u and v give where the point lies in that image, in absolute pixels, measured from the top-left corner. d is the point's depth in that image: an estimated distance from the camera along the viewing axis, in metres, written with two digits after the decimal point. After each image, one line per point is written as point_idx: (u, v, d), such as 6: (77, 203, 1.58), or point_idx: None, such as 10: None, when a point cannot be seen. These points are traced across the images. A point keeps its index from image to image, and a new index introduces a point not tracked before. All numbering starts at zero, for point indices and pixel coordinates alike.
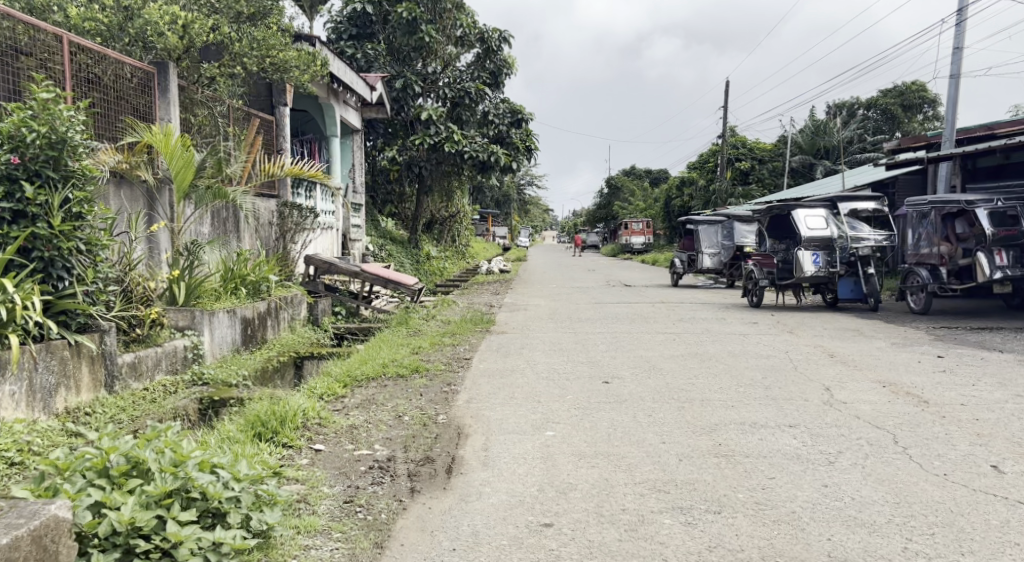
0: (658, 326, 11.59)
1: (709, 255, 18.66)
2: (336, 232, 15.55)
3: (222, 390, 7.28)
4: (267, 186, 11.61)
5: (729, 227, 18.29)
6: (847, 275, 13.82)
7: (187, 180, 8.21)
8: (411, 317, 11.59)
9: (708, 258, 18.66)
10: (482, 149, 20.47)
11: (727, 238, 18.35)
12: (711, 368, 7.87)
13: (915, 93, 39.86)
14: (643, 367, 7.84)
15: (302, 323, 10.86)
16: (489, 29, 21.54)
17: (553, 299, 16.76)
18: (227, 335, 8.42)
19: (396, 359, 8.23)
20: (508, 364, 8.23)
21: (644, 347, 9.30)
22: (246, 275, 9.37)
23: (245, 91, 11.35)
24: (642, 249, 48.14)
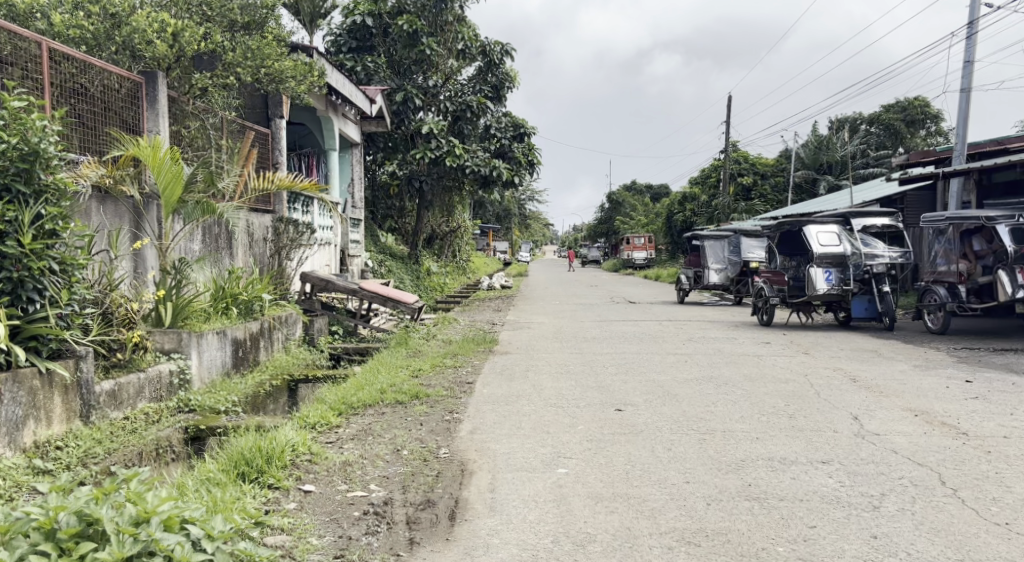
0: (668, 347, 11.15)
1: (716, 271, 18.14)
2: (335, 248, 15.16)
3: (209, 418, 6.85)
4: (263, 201, 11.24)
5: (737, 242, 17.96)
6: (860, 293, 13.38)
7: (175, 195, 7.82)
8: (410, 336, 11.15)
9: (715, 274, 18.13)
10: (483, 163, 20.18)
11: (734, 254, 17.98)
12: (728, 393, 7.44)
13: (918, 108, 39.57)
14: (657, 393, 7.40)
15: (296, 343, 10.43)
16: (490, 42, 21.21)
17: (557, 317, 16.32)
18: (216, 357, 8.00)
19: (395, 384, 7.78)
20: (513, 389, 7.80)
21: (655, 370, 8.87)
22: (237, 294, 8.95)
23: (240, 102, 10.98)
24: (644, 265, 47.75)
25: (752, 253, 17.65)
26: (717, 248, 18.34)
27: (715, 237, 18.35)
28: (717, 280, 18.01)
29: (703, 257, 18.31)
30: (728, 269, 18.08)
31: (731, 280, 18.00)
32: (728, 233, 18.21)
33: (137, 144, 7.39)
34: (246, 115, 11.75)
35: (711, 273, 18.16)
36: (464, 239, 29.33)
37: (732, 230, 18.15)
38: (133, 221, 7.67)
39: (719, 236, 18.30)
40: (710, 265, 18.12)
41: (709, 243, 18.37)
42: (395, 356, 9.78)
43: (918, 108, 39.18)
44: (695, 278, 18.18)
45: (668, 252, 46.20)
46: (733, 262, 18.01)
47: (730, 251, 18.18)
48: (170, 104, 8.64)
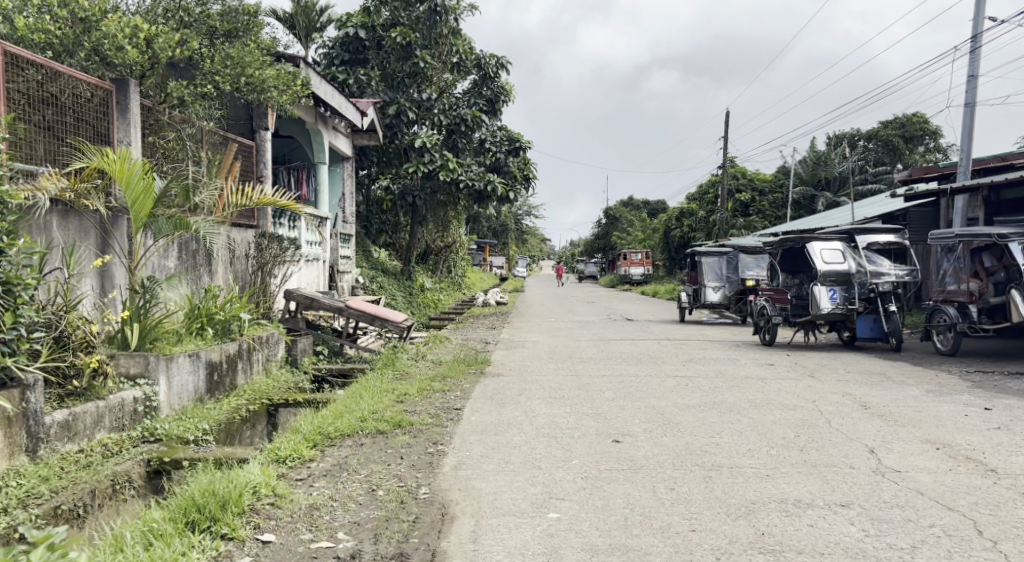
0: (668, 369, 10.70)
1: (714, 288, 17.70)
2: (323, 264, 14.71)
3: (176, 449, 6.39)
4: (246, 215, 10.83)
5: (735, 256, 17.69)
6: (865, 312, 12.92)
7: (145, 209, 7.39)
8: (398, 357, 10.67)
9: (713, 292, 17.69)
10: (478, 177, 19.82)
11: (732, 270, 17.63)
12: (733, 421, 6.99)
13: (916, 124, 39.29)
14: (657, 421, 6.93)
15: (277, 365, 9.96)
16: (485, 55, 20.84)
17: (553, 335, 15.85)
18: (188, 382, 7.53)
19: (378, 411, 7.31)
20: (503, 415, 7.34)
21: (654, 395, 8.42)
22: (214, 313, 8.49)
23: (222, 113, 10.60)
24: (642, 280, 47.32)
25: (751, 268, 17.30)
26: (716, 265, 18.01)
27: (713, 254, 18.05)
28: (715, 297, 17.55)
29: (700, 274, 17.97)
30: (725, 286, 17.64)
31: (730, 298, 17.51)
32: (726, 249, 17.92)
33: (104, 155, 6.96)
34: (230, 126, 11.34)
35: (709, 291, 17.74)
36: (459, 254, 28.87)
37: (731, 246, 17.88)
38: (100, 237, 7.23)
39: (716, 252, 18.02)
40: (707, 282, 17.73)
41: (707, 261, 18.05)
42: (381, 379, 9.29)
43: (917, 124, 38.92)
44: (692, 296, 17.78)
45: (665, 268, 45.79)
46: (731, 279, 17.62)
47: (727, 268, 17.82)
48: (144, 114, 8.23)
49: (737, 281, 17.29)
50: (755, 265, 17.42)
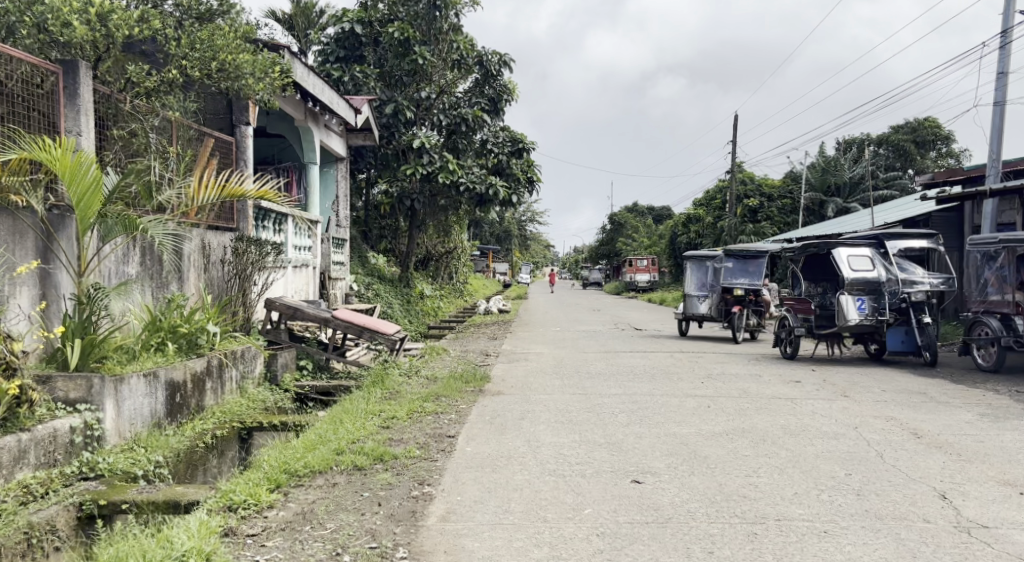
0: (685, 387, 9.73)
1: (700, 298, 15.53)
2: (313, 271, 13.89)
3: (118, 487, 5.49)
4: (222, 216, 9.93)
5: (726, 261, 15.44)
6: (897, 324, 11.92)
7: (93, 207, 6.44)
8: (384, 372, 9.72)
9: (698, 303, 15.50)
10: (480, 180, 18.88)
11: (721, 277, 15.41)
12: (771, 454, 6.02)
13: (929, 129, 38.35)
14: (681, 454, 5.99)
15: (254, 383, 9.01)
16: (487, 52, 19.92)
17: (558, 347, 14.87)
18: (143, 406, 6.59)
19: (357, 441, 6.35)
20: (503, 445, 6.38)
21: (675, 419, 7.47)
22: (177, 326, 7.57)
23: (195, 104, 9.74)
24: (648, 287, 46.43)
25: (743, 276, 15.05)
26: (702, 272, 15.88)
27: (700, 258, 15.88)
28: (702, 308, 15.34)
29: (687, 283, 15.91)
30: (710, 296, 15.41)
31: (720, 309, 15.25)
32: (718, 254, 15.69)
33: (41, 146, 6.04)
34: (207, 120, 10.46)
35: (690, 301, 15.59)
36: (460, 261, 27.89)
37: (723, 250, 15.58)
38: (40, 240, 6.31)
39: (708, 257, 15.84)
40: (692, 293, 15.61)
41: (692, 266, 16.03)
42: (368, 400, 8.35)
43: (930, 129, 37.99)
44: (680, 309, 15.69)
45: (671, 275, 44.80)
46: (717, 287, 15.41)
47: (716, 275, 15.59)
48: (98, 102, 7.34)
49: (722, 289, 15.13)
50: (750, 272, 15.16)
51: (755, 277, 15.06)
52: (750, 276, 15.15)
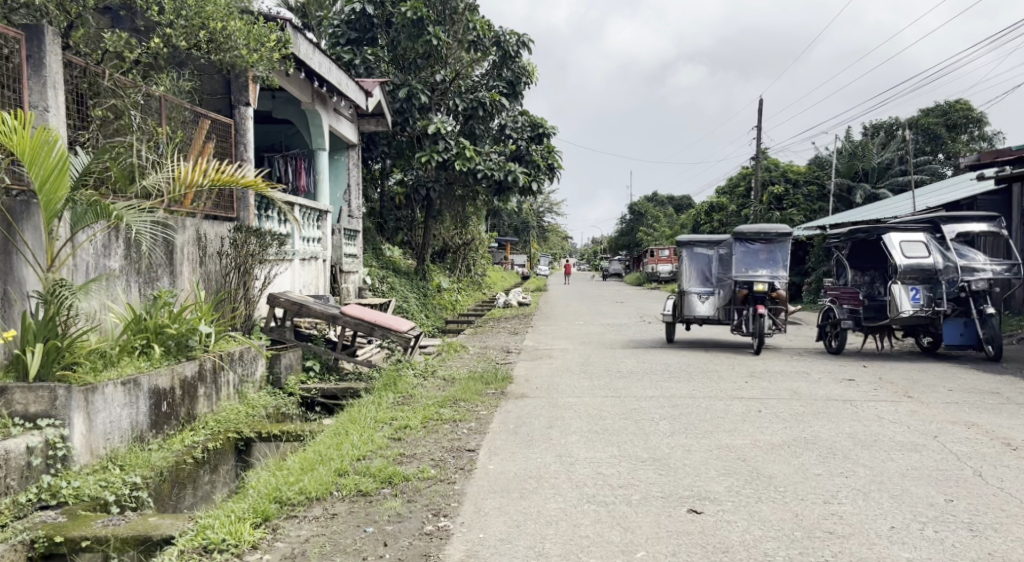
0: (727, 388, 8.84)
1: (700, 295, 12.31)
2: (323, 264, 13.12)
3: (83, 516, 4.72)
4: (219, 205, 9.16)
5: (732, 248, 11.95)
6: (955, 315, 10.97)
7: (61, 192, 5.66)
8: (397, 375, 8.88)
9: (700, 303, 12.25)
10: (498, 166, 17.88)
11: (727, 268, 12.06)
12: (846, 471, 5.15)
13: (960, 111, 36.99)
14: (741, 473, 5.14)
15: (255, 387, 8.22)
16: (505, 32, 18.94)
17: (583, 342, 13.99)
18: (121, 419, 5.78)
19: (363, 459, 5.52)
20: (531, 463, 5.53)
21: (724, 427, 6.60)
22: (162, 325, 6.78)
23: (188, 82, 8.95)
24: (670, 278, 45.47)
25: (757, 268, 11.73)
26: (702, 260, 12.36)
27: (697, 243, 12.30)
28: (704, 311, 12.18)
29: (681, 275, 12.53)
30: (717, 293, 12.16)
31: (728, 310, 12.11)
32: (718, 239, 12.18)
33: None
34: (203, 101, 9.64)
35: (687, 299, 12.32)
36: (477, 253, 27.02)
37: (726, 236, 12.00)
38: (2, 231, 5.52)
39: (706, 242, 12.33)
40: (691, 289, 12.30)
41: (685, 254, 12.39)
42: (379, 407, 7.52)
43: (960, 111, 36.56)
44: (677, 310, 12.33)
45: None
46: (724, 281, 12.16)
47: (719, 266, 12.19)
48: (67, 73, 6.51)
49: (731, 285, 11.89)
50: (763, 261, 11.81)
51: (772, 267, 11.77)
52: (765, 265, 11.80)
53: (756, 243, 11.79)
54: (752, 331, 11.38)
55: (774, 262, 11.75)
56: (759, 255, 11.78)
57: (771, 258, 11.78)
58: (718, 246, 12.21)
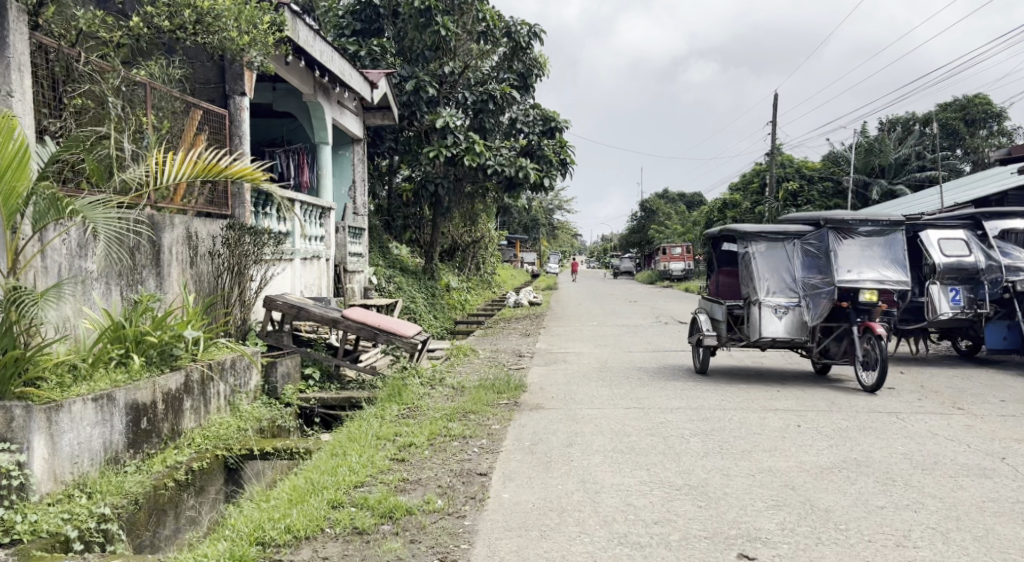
0: (760, 398, 8.18)
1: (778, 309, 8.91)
2: (326, 263, 12.52)
3: (40, 554, 4.22)
4: (210, 202, 8.57)
5: (820, 237, 9.08)
6: (997, 317, 10.33)
7: (21, 188, 5.08)
8: (401, 384, 8.25)
9: (776, 319, 8.86)
10: (509, 162, 17.18)
11: (817, 270, 8.89)
12: (915, 504, 4.51)
13: (979, 106, 36.02)
14: (794, 507, 4.49)
15: (249, 398, 7.60)
16: (516, 22, 18.21)
17: (599, 345, 13.35)
18: (93, 440, 5.19)
19: (361, 487, 4.91)
20: (552, 491, 4.90)
21: (763, 448, 5.96)
22: (141, 334, 6.19)
23: (178, 71, 8.38)
24: (682, 276, 44.75)
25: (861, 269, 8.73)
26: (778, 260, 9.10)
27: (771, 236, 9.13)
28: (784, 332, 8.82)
29: (744, 280, 9.13)
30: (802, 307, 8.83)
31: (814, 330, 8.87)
32: (796, 229, 9.18)
33: None
34: (195, 91, 9.04)
35: (756, 313, 8.89)
36: (487, 251, 26.38)
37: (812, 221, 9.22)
38: None
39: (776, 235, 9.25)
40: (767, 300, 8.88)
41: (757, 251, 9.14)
42: (382, 421, 6.90)
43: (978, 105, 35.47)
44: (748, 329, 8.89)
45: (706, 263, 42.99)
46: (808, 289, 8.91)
47: (802, 268, 9.02)
48: (38, 55, 5.91)
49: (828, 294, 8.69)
50: (863, 259, 8.88)
51: (879, 268, 8.82)
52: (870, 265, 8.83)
53: (846, 233, 9.03)
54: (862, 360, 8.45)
55: (876, 261, 8.82)
56: (856, 253, 8.89)
57: (869, 254, 8.92)
58: (796, 241, 9.22)
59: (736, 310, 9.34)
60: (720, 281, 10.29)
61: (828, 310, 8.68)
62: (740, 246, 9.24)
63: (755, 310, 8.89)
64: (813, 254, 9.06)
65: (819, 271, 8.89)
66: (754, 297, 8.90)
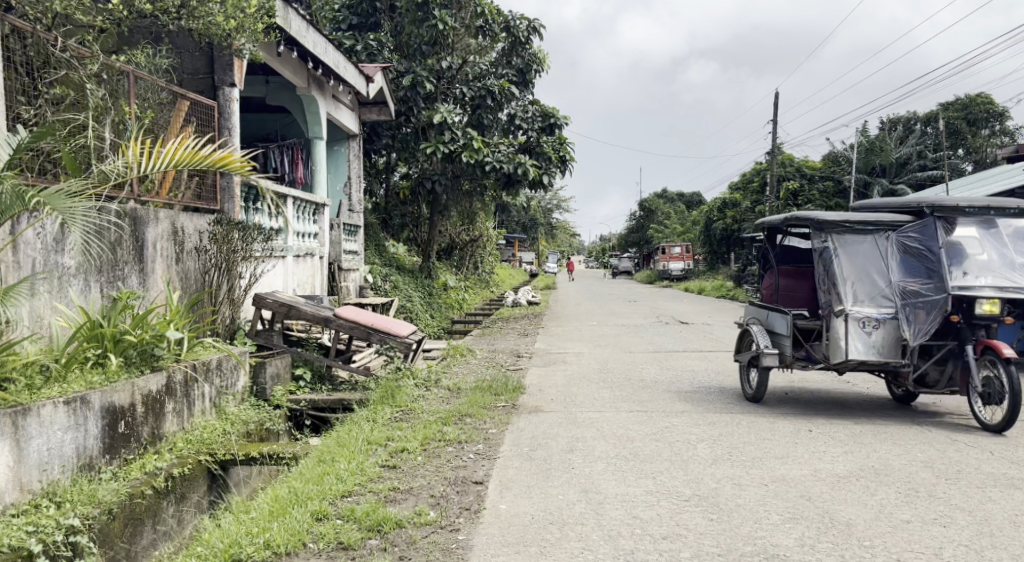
0: (767, 401, 7.89)
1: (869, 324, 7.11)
2: (320, 261, 12.22)
3: None
4: (199, 196, 8.24)
5: (921, 229, 7.29)
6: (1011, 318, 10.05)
7: None
8: (395, 386, 7.94)
9: (863, 337, 7.08)
10: (507, 159, 16.87)
11: (918, 273, 7.15)
12: (941, 518, 4.24)
13: (981, 105, 35.70)
14: (812, 520, 4.21)
15: (236, 400, 7.29)
16: (515, 17, 17.89)
17: (599, 346, 13.06)
18: (65, 445, 4.90)
19: (348, 498, 4.62)
20: (552, 502, 4.61)
21: (774, 455, 5.67)
22: (120, 333, 5.88)
23: (163, 60, 8.08)
24: (682, 276, 44.46)
25: (978, 272, 6.91)
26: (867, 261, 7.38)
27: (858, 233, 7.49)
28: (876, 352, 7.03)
29: (824, 286, 7.40)
30: (900, 319, 7.06)
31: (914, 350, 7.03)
32: (890, 221, 7.44)
33: None
34: (183, 81, 8.74)
35: (840, 327, 7.14)
36: (485, 250, 26.08)
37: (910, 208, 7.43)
38: None
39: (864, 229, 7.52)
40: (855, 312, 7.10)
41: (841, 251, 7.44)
42: (374, 425, 6.58)
43: (980, 105, 35.18)
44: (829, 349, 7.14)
45: (705, 262, 42.73)
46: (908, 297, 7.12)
47: (898, 271, 7.27)
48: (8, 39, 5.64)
49: (936, 305, 6.89)
50: (981, 259, 7.05)
51: (1002, 271, 6.96)
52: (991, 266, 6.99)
53: (952, 224, 7.21)
54: (981, 392, 6.68)
55: (997, 259, 7.01)
56: (970, 249, 7.10)
57: (987, 251, 7.08)
58: (888, 234, 7.48)
59: (805, 324, 7.59)
60: (782, 285, 8.38)
61: (934, 325, 6.89)
62: (818, 242, 7.55)
63: (839, 322, 7.14)
64: (913, 252, 7.29)
65: (922, 275, 7.14)
66: (838, 306, 7.17)
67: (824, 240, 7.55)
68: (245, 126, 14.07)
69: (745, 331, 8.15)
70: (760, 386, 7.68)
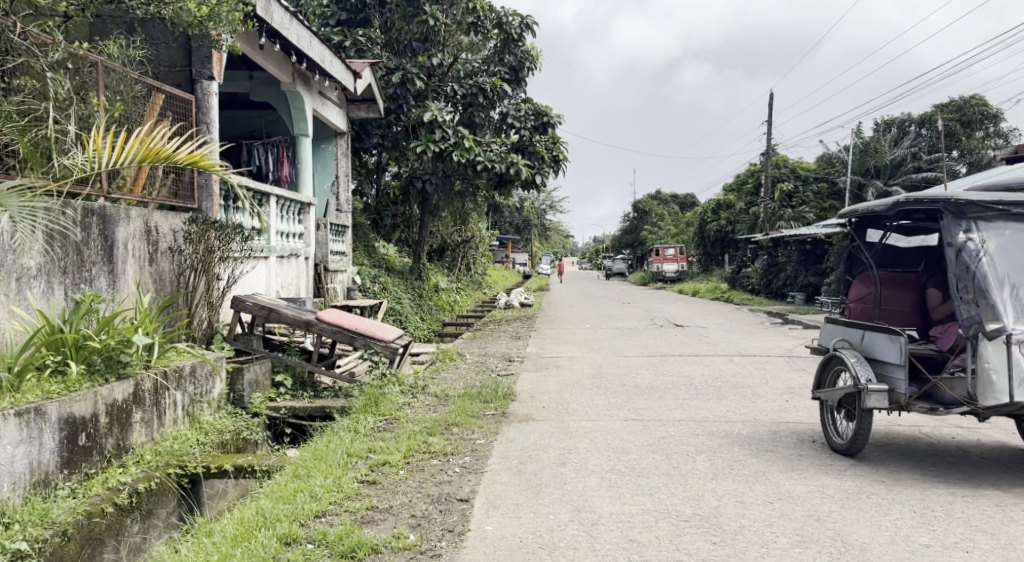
0: (768, 410, 7.57)
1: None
2: (305, 262, 11.88)
3: None
4: (176, 194, 7.89)
5: None
6: None
7: None
8: (379, 393, 7.59)
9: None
10: (499, 158, 16.54)
11: None
12: (963, 542, 3.95)
13: (975, 107, 35.41)
14: (821, 546, 3.91)
15: (212, 408, 6.93)
16: (507, 13, 17.55)
17: (593, 350, 12.73)
18: (15, 462, 4.56)
19: (321, 518, 4.30)
20: (542, 523, 4.29)
21: (778, 468, 5.36)
22: (82, 339, 5.54)
23: (137, 51, 7.73)
24: (676, 278, 44.19)
25: None
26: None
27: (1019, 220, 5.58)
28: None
29: (968, 294, 5.49)
30: None
31: None
32: None
33: None
34: (159, 74, 8.38)
35: (996, 355, 5.20)
36: (478, 251, 25.72)
37: None
38: None
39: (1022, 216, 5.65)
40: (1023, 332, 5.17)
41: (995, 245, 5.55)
42: (354, 435, 6.24)
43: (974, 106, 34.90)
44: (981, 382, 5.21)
45: (699, 263, 42.47)
46: None
47: None
48: None
49: None
50: None
51: None
52: None
53: None
54: None
55: None
56: None
57: None
58: None
59: (920, 351, 5.75)
60: (883, 296, 7.00)
61: None
62: (961, 231, 5.64)
63: (996, 348, 5.19)
64: None
65: None
66: (992, 324, 5.24)
67: (966, 230, 5.62)
68: (229, 123, 13.71)
69: (831, 360, 6.15)
70: (854, 436, 5.63)
